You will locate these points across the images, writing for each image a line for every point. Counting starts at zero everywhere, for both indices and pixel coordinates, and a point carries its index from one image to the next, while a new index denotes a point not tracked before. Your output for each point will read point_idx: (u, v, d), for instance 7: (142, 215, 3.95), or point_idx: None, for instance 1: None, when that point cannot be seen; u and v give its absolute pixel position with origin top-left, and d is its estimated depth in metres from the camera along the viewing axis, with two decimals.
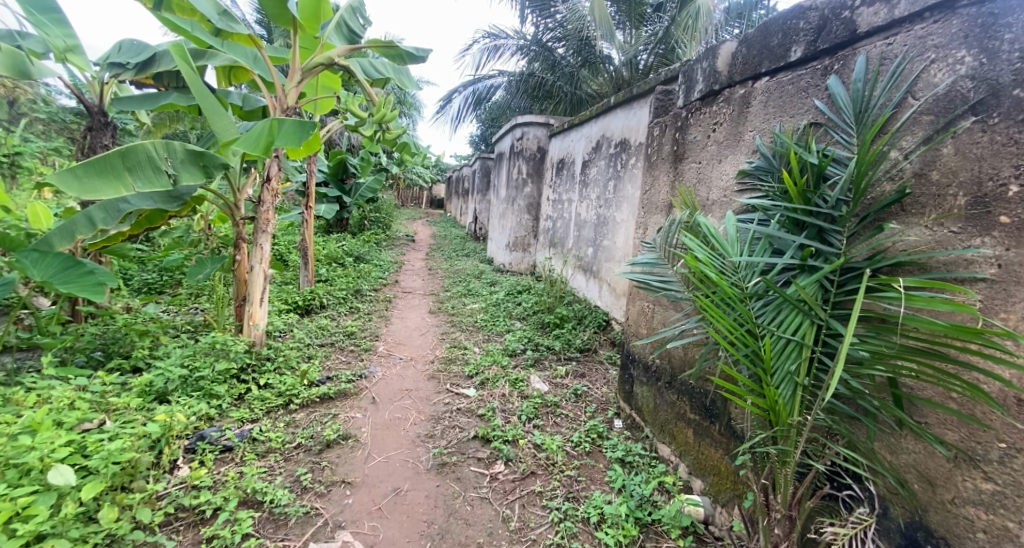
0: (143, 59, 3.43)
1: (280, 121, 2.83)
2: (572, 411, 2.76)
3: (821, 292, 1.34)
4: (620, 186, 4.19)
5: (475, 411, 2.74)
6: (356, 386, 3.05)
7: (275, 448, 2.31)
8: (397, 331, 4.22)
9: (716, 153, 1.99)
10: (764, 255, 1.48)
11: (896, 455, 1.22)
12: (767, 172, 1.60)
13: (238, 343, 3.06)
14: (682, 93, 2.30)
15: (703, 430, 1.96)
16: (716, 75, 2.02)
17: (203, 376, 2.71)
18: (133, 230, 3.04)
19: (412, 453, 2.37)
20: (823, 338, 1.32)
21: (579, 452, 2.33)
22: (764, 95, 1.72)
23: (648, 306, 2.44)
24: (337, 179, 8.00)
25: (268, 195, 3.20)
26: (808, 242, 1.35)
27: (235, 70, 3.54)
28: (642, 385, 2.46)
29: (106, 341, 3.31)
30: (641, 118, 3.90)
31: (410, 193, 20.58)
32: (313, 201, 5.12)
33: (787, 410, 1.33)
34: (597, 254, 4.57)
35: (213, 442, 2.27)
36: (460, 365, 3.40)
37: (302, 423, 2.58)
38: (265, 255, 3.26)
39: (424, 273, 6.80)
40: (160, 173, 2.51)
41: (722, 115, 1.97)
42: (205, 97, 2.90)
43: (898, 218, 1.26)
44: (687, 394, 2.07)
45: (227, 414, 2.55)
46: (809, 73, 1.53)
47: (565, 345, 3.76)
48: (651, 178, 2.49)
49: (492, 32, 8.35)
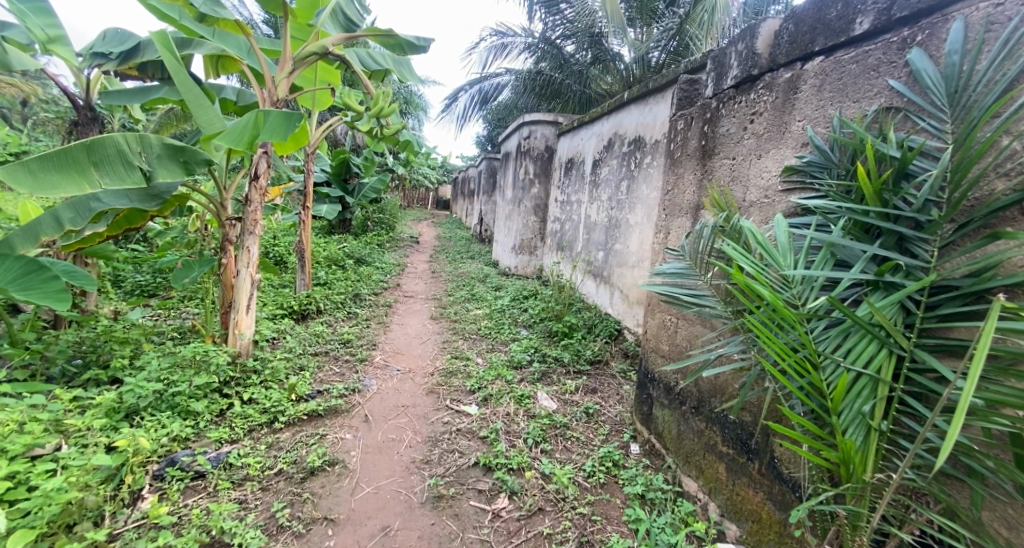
0: (127, 48, 3.20)
1: (266, 113, 2.60)
2: (584, 434, 2.50)
3: (903, 315, 1.09)
4: (634, 187, 3.93)
5: (477, 432, 2.49)
6: (348, 402, 2.80)
7: (253, 476, 2.09)
8: (396, 339, 3.98)
9: (754, 147, 1.72)
10: (825, 269, 1.22)
11: (1015, 531, 0.97)
12: (825, 167, 1.35)
13: (221, 354, 2.83)
14: (711, 81, 2.04)
15: (739, 468, 1.70)
16: (754, 58, 1.75)
17: (179, 391, 2.47)
18: (110, 231, 2.83)
19: (405, 482, 2.13)
20: (905, 374, 1.07)
21: (593, 484, 2.08)
22: (818, 77, 1.46)
23: (670, 319, 2.19)
24: (340, 179, 7.78)
25: (257, 194, 2.96)
26: (887, 254, 1.09)
27: (221, 61, 3.30)
28: (663, 408, 2.21)
29: (84, 349, 3.10)
30: (658, 114, 3.64)
31: (415, 193, 20.40)
32: (311, 201, 4.86)
33: (860, 463, 1.07)
34: (608, 258, 4.32)
35: (184, 468, 2.06)
36: (461, 378, 3.15)
37: (286, 445, 2.34)
38: (252, 258, 3.03)
39: (427, 276, 6.56)
40: (132, 169, 2.29)
41: (761, 104, 1.71)
42: (187, 87, 2.69)
43: (1013, 224, 1.00)
44: (718, 423, 1.81)
45: (203, 434, 2.31)
46: (881, 46, 1.26)
47: (574, 357, 3.50)
48: (673, 177, 2.23)
49: (499, 31, 8.12)
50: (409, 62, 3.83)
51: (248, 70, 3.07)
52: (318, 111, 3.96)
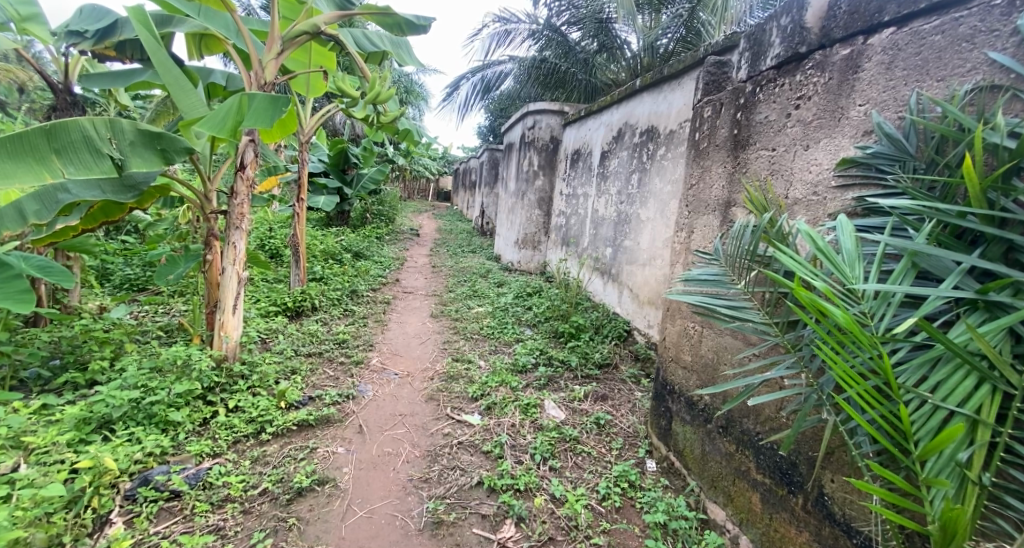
0: (103, 26, 2.91)
1: (251, 97, 2.39)
2: (596, 449, 2.31)
3: (1010, 344, 0.90)
4: (647, 180, 3.70)
5: (479, 446, 2.30)
6: (341, 411, 2.61)
7: (234, 497, 1.91)
8: (394, 339, 3.78)
9: (800, 136, 1.51)
10: (905, 283, 1.01)
11: None
12: (898, 160, 1.15)
13: (205, 359, 2.62)
14: (745, 63, 1.81)
15: (777, 501, 1.51)
16: (802, 33, 1.52)
17: (157, 400, 2.26)
18: (86, 225, 2.62)
19: (402, 504, 1.95)
20: (1014, 416, 0.88)
21: (608, 508, 1.90)
22: (888, 52, 1.24)
23: (694, 328, 1.98)
24: (338, 169, 7.52)
25: (243, 185, 2.75)
26: (995, 267, 0.89)
27: (208, 43, 3.07)
28: (684, 424, 2.02)
29: (62, 350, 2.91)
30: (673, 103, 3.40)
31: (416, 185, 20.10)
32: (306, 192, 4.62)
33: (963, 526, 0.87)
34: (617, 255, 4.11)
35: (159, 487, 1.88)
36: (463, 384, 2.95)
37: (273, 460, 2.15)
38: (239, 255, 2.82)
39: (427, 271, 6.35)
40: (100, 157, 2.08)
41: (810, 86, 1.49)
42: (167, 69, 2.47)
43: None
44: (753, 449, 1.62)
45: (183, 447, 2.13)
46: (978, 12, 1.06)
47: (583, 361, 3.30)
48: (699, 170, 2.01)
49: (503, 17, 7.79)
50: (409, 45, 3.59)
51: (234, 51, 2.83)
52: (313, 97, 3.74)
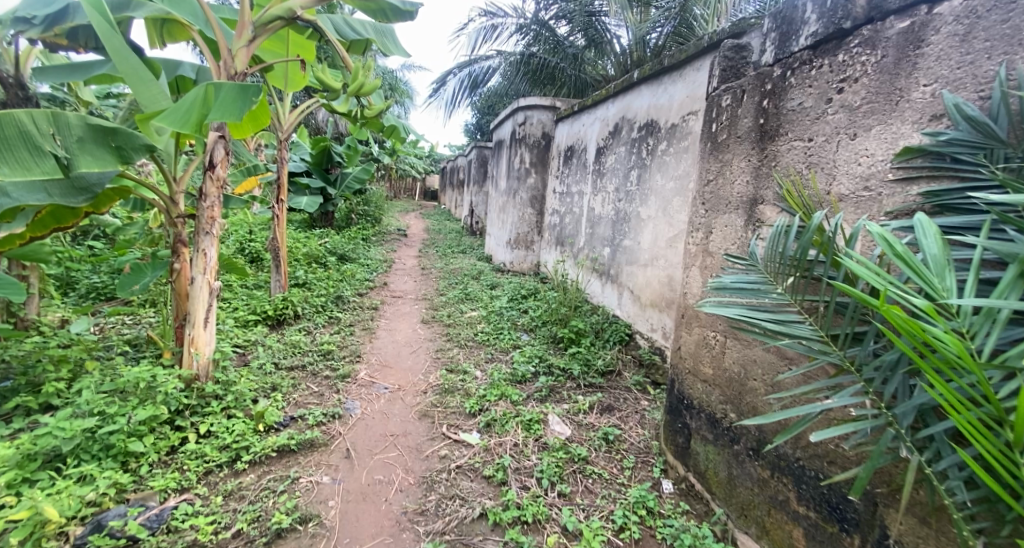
0: (53, 11, 2.61)
1: (217, 86, 2.14)
2: (608, 469, 2.11)
3: None
4: (647, 176, 3.52)
5: (480, 470, 2.10)
6: (326, 432, 2.38)
7: (203, 542, 1.67)
8: (383, 348, 3.55)
9: (846, 124, 1.32)
10: (1014, 298, 0.82)
11: None
12: (982, 147, 1.00)
13: (173, 379, 2.36)
14: (771, 44, 1.62)
15: (825, 538, 1.34)
16: (844, 7, 1.34)
17: (116, 429, 1.99)
18: (34, 233, 2.34)
19: (397, 542, 1.74)
20: None
21: (627, 541, 1.71)
22: (963, 22, 1.07)
23: (715, 338, 1.80)
24: (321, 168, 7.20)
25: (212, 186, 2.50)
26: None
27: (171, 28, 2.80)
28: (706, 444, 1.84)
29: (13, 371, 2.62)
30: (674, 95, 3.23)
31: (402, 184, 19.81)
32: (286, 193, 4.34)
33: None
34: (616, 254, 3.93)
35: (113, 534, 1.62)
36: (459, 398, 2.73)
37: (250, 494, 1.91)
38: (210, 263, 2.56)
39: (416, 273, 6.10)
40: (41, 156, 1.85)
41: (858, 66, 1.30)
42: (123, 57, 2.21)
43: None
44: (792, 477, 1.45)
45: (145, 482, 1.88)
46: None
47: (585, 368, 3.10)
48: (717, 165, 1.82)
49: (489, 11, 7.54)
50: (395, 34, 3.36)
51: (200, 38, 2.57)
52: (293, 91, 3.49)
